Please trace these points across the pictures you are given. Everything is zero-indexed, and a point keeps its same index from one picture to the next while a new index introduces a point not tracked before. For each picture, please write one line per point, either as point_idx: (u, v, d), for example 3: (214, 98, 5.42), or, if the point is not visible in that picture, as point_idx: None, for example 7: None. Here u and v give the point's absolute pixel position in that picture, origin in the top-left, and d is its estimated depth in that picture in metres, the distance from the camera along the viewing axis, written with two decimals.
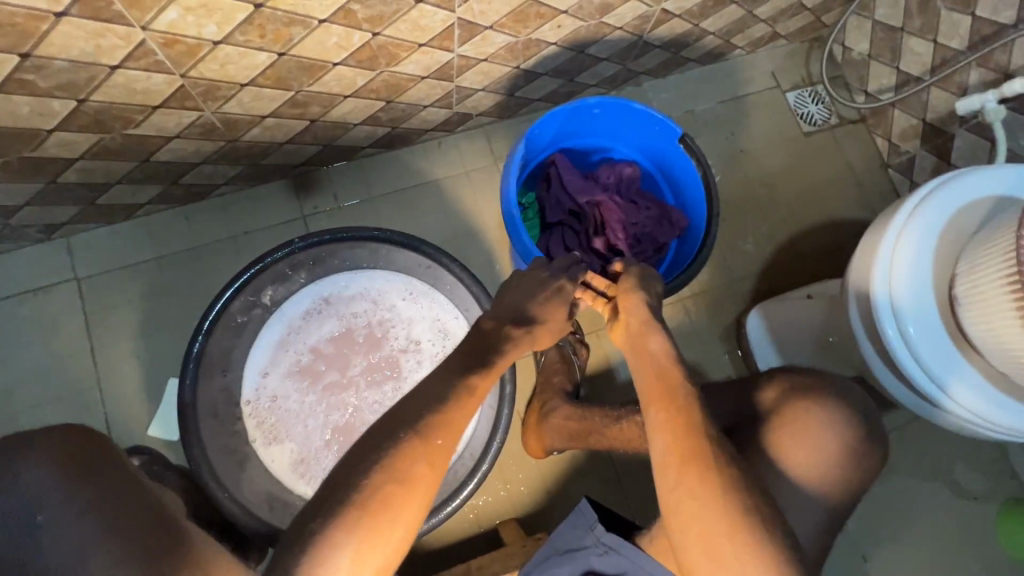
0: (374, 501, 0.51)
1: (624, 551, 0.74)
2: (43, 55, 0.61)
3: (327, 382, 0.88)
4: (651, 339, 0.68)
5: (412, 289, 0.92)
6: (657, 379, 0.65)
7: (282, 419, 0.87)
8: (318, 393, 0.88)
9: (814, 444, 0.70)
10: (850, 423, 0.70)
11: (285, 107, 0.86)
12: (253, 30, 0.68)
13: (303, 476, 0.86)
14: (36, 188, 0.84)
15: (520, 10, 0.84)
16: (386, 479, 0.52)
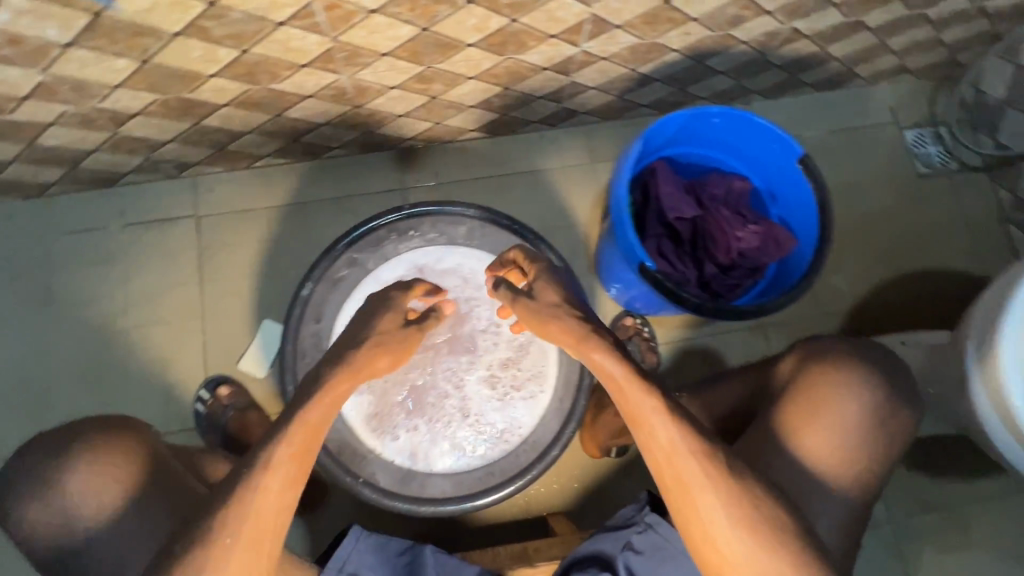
0: (225, 538, 0.58)
1: (663, 529, 0.76)
2: (224, 5, 0.67)
3: None
4: (594, 358, 0.65)
5: None
6: (624, 399, 0.64)
7: None
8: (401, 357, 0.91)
9: (824, 424, 0.71)
10: (861, 394, 0.72)
11: (412, 81, 0.91)
12: (405, 3, 0.73)
13: (375, 431, 0.89)
14: (183, 127, 0.92)
15: (653, 12, 0.85)
16: (233, 516, 0.58)
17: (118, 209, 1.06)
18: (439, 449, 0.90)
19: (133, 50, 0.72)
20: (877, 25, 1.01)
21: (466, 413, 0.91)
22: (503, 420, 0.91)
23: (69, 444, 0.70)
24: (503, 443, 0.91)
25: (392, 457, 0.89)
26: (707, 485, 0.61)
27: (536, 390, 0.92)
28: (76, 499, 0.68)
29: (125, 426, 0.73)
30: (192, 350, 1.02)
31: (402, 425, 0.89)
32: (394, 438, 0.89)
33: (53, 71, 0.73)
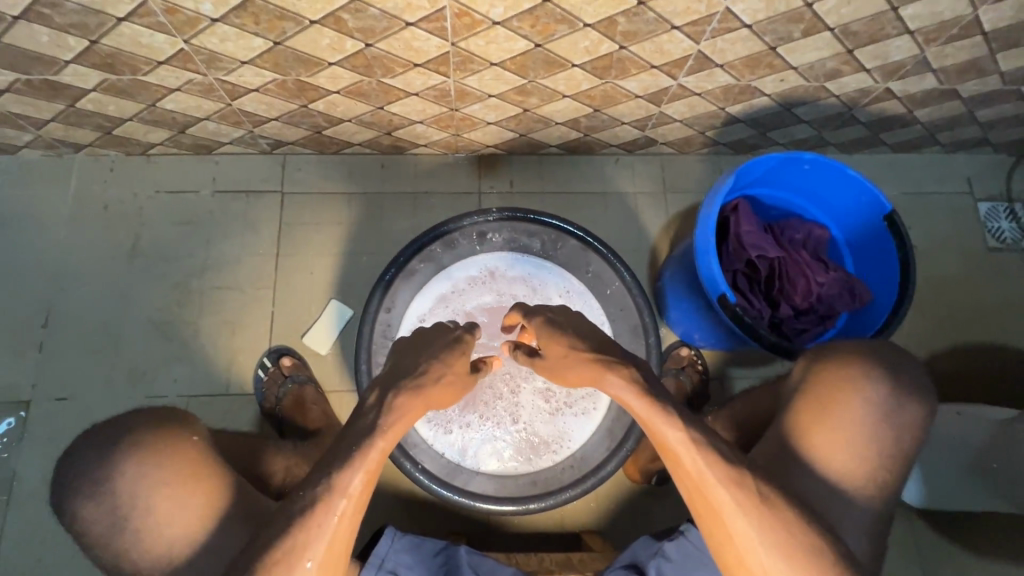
0: (310, 535, 0.55)
1: (692, 536, 0.78)
2: (366, 2, 0.72)
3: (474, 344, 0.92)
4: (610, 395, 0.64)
5: (572, 288, 0.95)
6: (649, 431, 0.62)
7: None
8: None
9: (835, 426, 0.67)
10: (875, 397, 0.67)
11: (511, 92, 0.95)
12: (528, 19, 0.76)
13: (429, 421, 0.91)
14: (290, 108, 0.97)
15: (755, 56, 0.87)
16: (321, 517, 0.55)
17: (210, 176, 1.11)
18: (487, 450, 0.91)
19: (270, 32, 0.77)
20: (970, 96, 1.01)
21: (517, 419, 0.92)
22: (553, 432, 0.92)
23: (126, 446, 0.65)
24: (549, 453, 0.91)
25: (442, 450, 0.90)
26: (741, 514, 0.57)
27: (589, 407, 0.93)
28: (133, 506, 0.64)
29: (184, 430, 0.68)
30: (260, 319, 1.06)
31: (455, 418, 0.91)
32: (446, 432, 0.91)
33: (194, 42, 0.79)
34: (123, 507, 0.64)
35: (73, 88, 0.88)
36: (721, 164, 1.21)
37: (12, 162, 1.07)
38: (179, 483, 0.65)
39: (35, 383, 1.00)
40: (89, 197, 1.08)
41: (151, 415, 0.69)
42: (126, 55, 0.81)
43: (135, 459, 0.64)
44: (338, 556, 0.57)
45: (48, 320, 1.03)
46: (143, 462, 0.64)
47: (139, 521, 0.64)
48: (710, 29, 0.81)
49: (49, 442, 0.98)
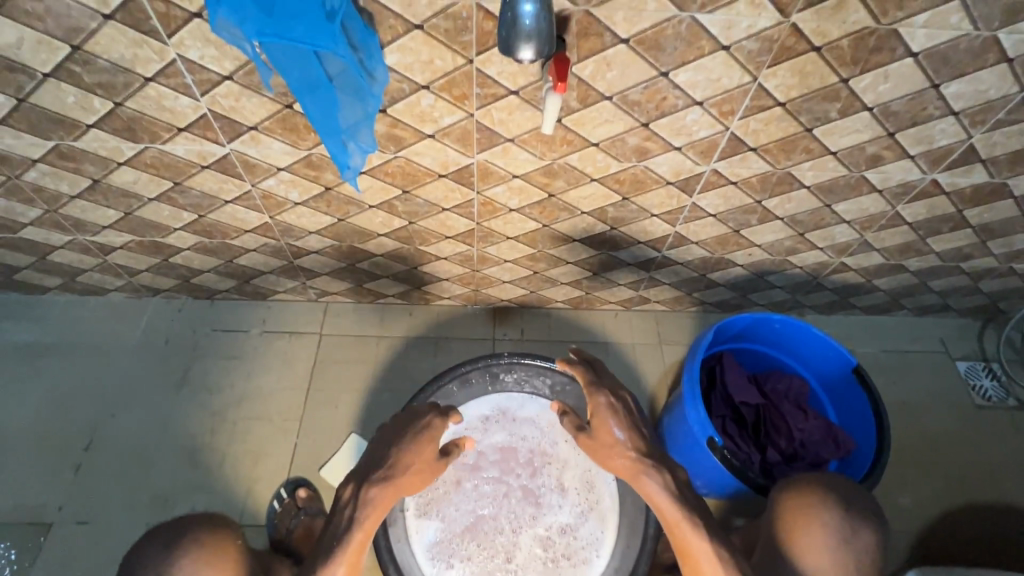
0: None
1: None
2: (414, 193, 0.94)
3: (483, 481, 0.98)
4: (649, 484, 0.78)
5: None
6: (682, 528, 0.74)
7: (437, 496, 0.96)
8: (472, 487, 0.98)
9: (792, 535, 0.74)
10: (811, 529, 0.73)
11: (524, 258, 1.14)
12: (538, 208, 0.98)
13: (434, 556, 0.93)
14: (341, 265, 1.17)
15: (723, 236, 1.07)
16: None
17: (261, 319, 1.28)
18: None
19: (337, 212, 1.00)
20: (917, 269, 1.18)
21: (517, 562, 0.93)
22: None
23: (187, 544, 0.73)
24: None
25: None
26: None
27: (591, 555, 0.94)
28: None
29: (229, 536, 0.77)
30: (282, 451, 1.12)
31: (458, 556, 0.93)
32: (448, 566, 0.93)
33: (277, 217, 1.01)
34: None
35: (172, 246, 1.11)
36: (710, 321, 1.35)
37: (99, 303, 1.27)
38: None
39: (61, 506, 1.05)
40: (154, 334, 1.25)
41: (205, 518, 0.77)
42: (222, 225, 1.04)
43: (191, 558, 0.72)
44: None
45: (89, 444, 1.12)
46: (199, 560, 0.72)
47: None
48: (683, 216, 1.02)
49: (58, 570, 0.99)
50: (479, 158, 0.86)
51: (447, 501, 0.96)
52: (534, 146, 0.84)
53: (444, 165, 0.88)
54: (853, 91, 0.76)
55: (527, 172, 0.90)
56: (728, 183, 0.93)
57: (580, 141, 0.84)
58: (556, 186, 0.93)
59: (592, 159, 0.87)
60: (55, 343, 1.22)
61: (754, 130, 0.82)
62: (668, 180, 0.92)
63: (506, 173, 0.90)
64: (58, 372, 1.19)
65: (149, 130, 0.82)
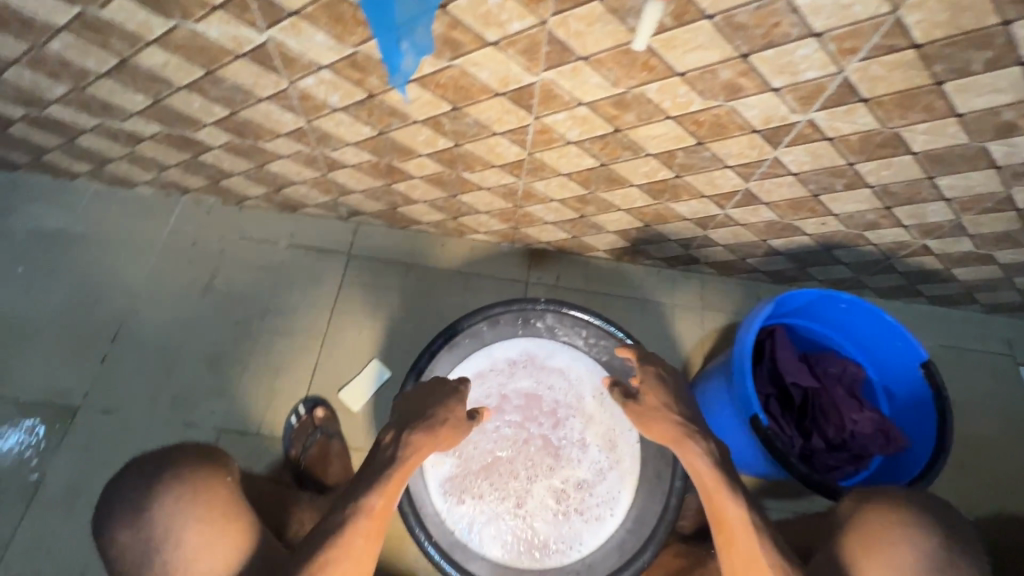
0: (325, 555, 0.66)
1: None
2: (465, 111, 0.85)
3: (503, 425, 0.95)
4: (691, 447, 0.75)
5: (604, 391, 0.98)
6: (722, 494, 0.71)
7: None
8: (492, 429, 0.95)
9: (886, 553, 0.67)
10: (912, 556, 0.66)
11: (572, 199, 1.05)
12: (599, 143, 0.88)
13: (446, 492, 0.91)
14: (376, 185, 1.10)
15: (799, 199, 0.96)
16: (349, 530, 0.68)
17: (290, 231, 1.23)
18: (492, 532, 0.90)
19: (379, 123, 0.91)
20: (1007, 263, 1.06)
21: (527, 508, 0.91)
22: (559, 532, 0.90)
23: (167, 480, 0.72)
24: (554, 551, 0.89)
25: (453, 524, 0.90)
26: None
27: (605, 513, 0.91)
28: (166, 541, 0.70)
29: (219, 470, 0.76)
30: (303, 368, 1.11)
31: (470, 495, 0.91)
32: (459, 502, 0.91)
33: (314, 122, 0.93)
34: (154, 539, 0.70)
35: (202, 143, 1.04)
36: (758, 291, 1.26)
37: (127, 196, 1.23)
38: (208, 520, 0.72)
39: (87, 393, 1.06)
40: (181, 234, 1.21)
41: (190, 451, 0.77)
42: (256, 125, 0.96)
43: (173, 494, 0.72)
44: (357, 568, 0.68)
45: (115, 336, 1.11)
46: (181, 497, 0.72)
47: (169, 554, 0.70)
48: (759, 172, 0.90)
49: (83, 452, 1.02)
50: (544, 76, 0.76)
51: (465, 439, 0.94)
52: (609, 69, 0.73)
53: (503, 81, 0.78)
54: (1012, 39, 0.62)
55: (596, 100, 0.79)
56: (822, 139, 0.81)
57: (664, 69, 0.72)
58: (624, 120, 0.82)
59: (673, 93, 0.76)
60: (83, 231, 1.20)
61: (873, 76, 0.69)
62: (753, 127, 0.81)
63: (572, 99, 0.79)
64: (86, 261, 1.17)
65: (180, 5, 0.73)
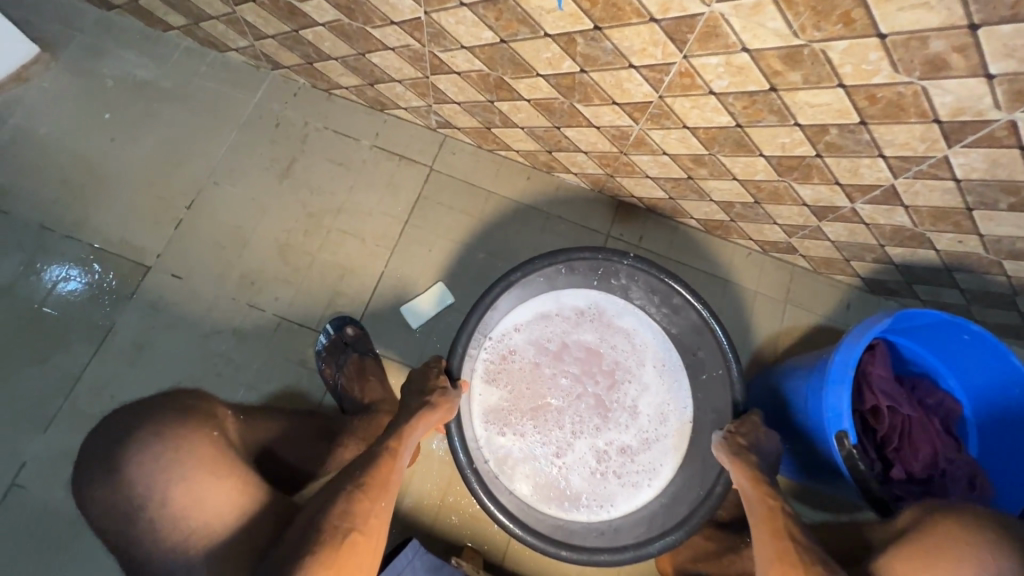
0: (364, 479, 0.67)
1: None
2: (607, 34, 0.75)
3: (557, 372, 0.94)
4: (742, 467, 0.76)
5: (667, 364, 0.95)
6: (768, 517, 0.71)
7: (509, 368, 0.93)
8: (546, 373, 0.94)
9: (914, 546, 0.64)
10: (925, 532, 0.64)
11: (687, 157, 0.95)
12: (745, 100, 0.78)
13: (488, 422, 0.91)
14: (477, 99, 1.02)
15: (946, 210, 0.85)
16: (374, 465, 0.69)
17: (375, 130, 1.17)
18: (525, 471, 0.90)
19: (504, 30, 0.82)
20: None
21: (565, 459, 0.91)
22: (592, 489, 0.90)
23: (147, 434, 0.62)
24: (585, 506, 0.89)
25: (489, 454, 0.90)
26: None
27: (643, 482, 0.91)
28: (149, 498, 0.60)
29: (205, 426, 0.66)
30: (369, 274, 1.09)
31: (511, 431, 0.91)
32: (499, 433, 0.91)
33: (433, 15, 0.84)
34: (134, 496, 0.60)
35: (307, 17, 0.97)
36: (850, 297, 1.17)
37: (218, 60, 1.18)
38: (195, 475, 0.62)
39: (160, 255, 1.07)
40: (266, 112, 1.16)
41: (169, 406, 0.66)
42: (369, 6, 0.88)
43: (153, 450, 0.61)
44: (385, 495, 0.67)
45: (191, 204, 1.10)
46: (162, 455, 0.61)
47: (154, 511, 0.61)
48: (916, 170, 0.79)
49: (151, 311, 1.04)
50: (716, 9, 0.65)
51: (517, 378, 0.93)
52: (796, 14, 0.62)
53: (664, 6, 0.67)
54: None
55: (764, 49, 0.68)
56: (1014, 147, 0.69)
57: (864, 25, 0.61)
58: (787, 79, 0.71)
59: (861, 57, 0.65)
60: (172, 88, 1.16)
61: None
62: (936, 117, 0.69)
63: (736, 42, 0.69)
64: (170, 120, 1.14)
65: None
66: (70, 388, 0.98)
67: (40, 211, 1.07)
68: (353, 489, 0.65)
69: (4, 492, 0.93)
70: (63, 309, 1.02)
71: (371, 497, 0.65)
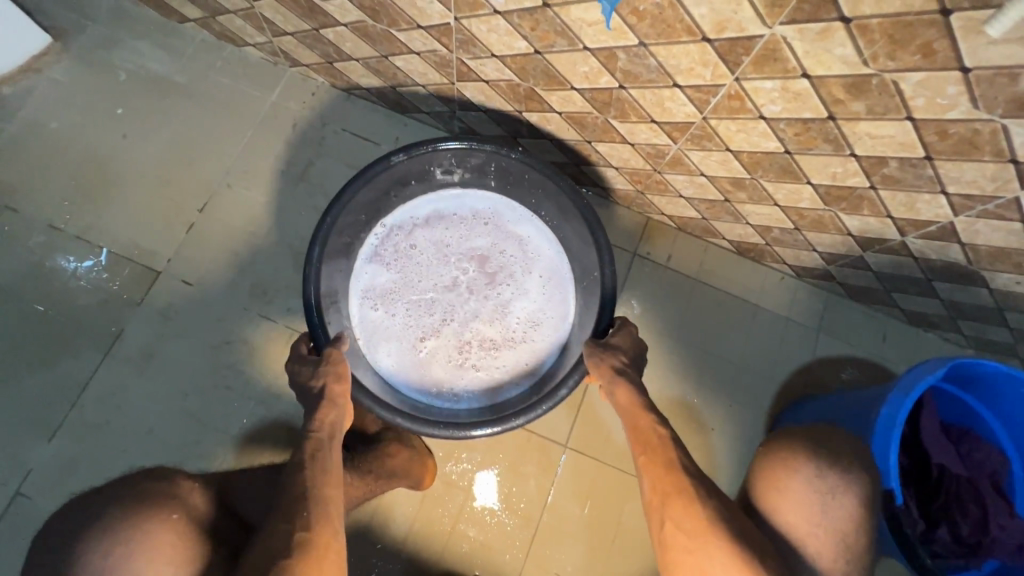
0: (289, 504, 0.61)
1: None
2: (652, 51, 0.69)
3: (440, 267, 0.99)
4: (624, 386, 0.75)
5: (552, 275, 0.98)
6: (653, 449, 0.69)
7: (402, 256, 0.98)
8: (432, 266, 0.99)
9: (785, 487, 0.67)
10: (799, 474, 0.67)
11: (727, 180, 0.90)
12: (798, 127, 0.72)
13: (366, 298, 0.97)
14: (505, 109, 0.96)
15: (1009, 251, 0.78)
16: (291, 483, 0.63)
17: (395, 135, 1.12)
18: (389, 346, 0.95)
19: (540, 40, 0.76)
20: None
21: (428, 342, 0.96)
22: (447, 371, 0.95)
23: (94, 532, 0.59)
24: (440, 388, 0.94)
25: (358, 324, 0.96)
26: (694, 541, 0.62)
27: (498, 375, 0.95)
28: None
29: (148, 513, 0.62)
30: None
31: (387, 311, 0.97)
32: (375, 309, 0.96)
33: (462, 22, 0.79)
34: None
35: (329, 17, 0.92)
36: (887, 328, 1.11)
37: (235, 55, 1.13)
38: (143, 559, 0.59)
39: (171, 259, 1.04)
40: (282, 111, 1.12)
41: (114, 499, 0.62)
42: (394, 9, 0.82)
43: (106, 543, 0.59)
44: (312, 504, 0.62)
45: (204, 207, 1.07)
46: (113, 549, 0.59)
47: None
48: (980, 208, 0.73)
49: (160, 318, 1.01)
50: (778, 31, 0.59)
51: (400, 262, 0.98)
52: (870, 41, 0.56)
53: (719, 26, 0.61)
54: None
55: (827, 76, 0.62)
56: None
57: (946, 57, 0.55)
58: (848, 108, 0.65)
59: (937, 90, 0.58)
60: (186, 82, 1.12)
61: None
62: (1014, 157, 0.63)
63: (796, 67, 0.63)
64: (183, 116, 1.10)
65: None
66: (77, 396, 0.96)
67: (50, 209, 1.04)
68: (281, 516, 0.60)
69: (8, 500, 0.91)
70: (70, 313, 0.99)
71: (297, 513, 0.60)
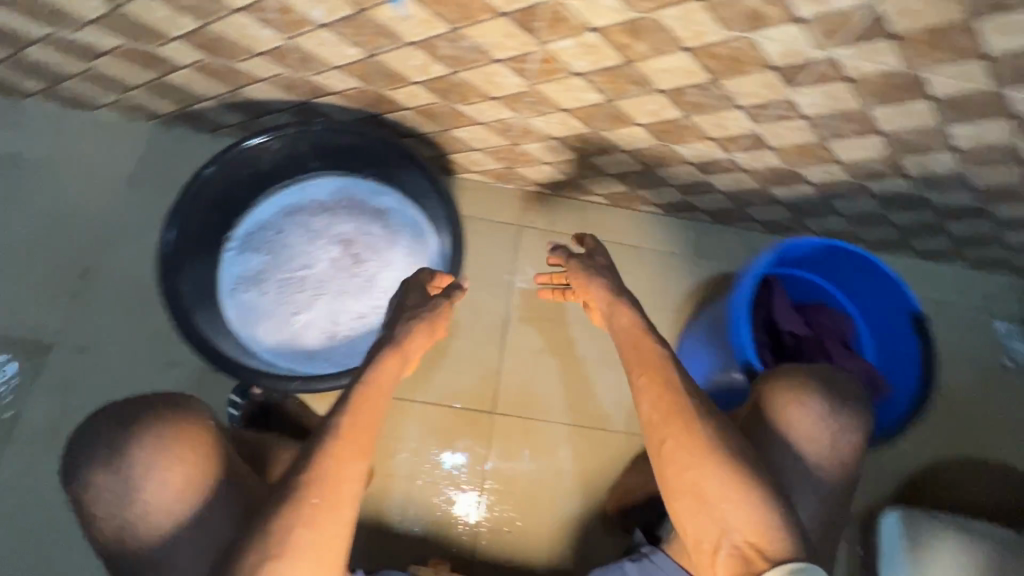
0: (294, 492, 0.60)
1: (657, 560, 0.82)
2: (464, 33, 0.78)
3: (307, 254, 1.02)
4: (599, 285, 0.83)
5: (414, 240, 1.06)
6: (659, 365, 0.72)
7: (268, 249, 1.02)
8: (298, 254, 1.02)
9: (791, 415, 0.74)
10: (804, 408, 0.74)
11: (573, 138, 1.00)
12: (606, 76, 0.82)
13: (238, 290, 1.00)
14: (363, 115, 1.02)
15: (807, 146, 0.92)
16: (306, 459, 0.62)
17: None
18: (269, 328, 0.98)
19: (367, 44, 0.83)
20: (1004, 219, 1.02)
21: (304, 319, 0.99)
22: (326, 343, 0.99)
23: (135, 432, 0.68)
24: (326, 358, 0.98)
25: (232, 313, 0.99)
26: (693, 459, 0.66)
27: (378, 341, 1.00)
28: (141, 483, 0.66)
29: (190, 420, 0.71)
30: None
31: (260, 299, 1.00)
32: (249, 300, 1.00)
33: (293, 41, 0.84)
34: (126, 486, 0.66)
35: (169, 62, 0.94)
36: (752, 240, 1.25)
37: (89, 118, 1.13)
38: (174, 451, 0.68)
39: (60, 330, 1.01)
40: (149, 164, 1.12)
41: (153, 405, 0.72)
42: (228, 41, 0.87)
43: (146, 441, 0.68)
44: (321, 491, 0.60)
45: (85, 273, 1.05)
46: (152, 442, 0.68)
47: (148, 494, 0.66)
48: (769, 113, 0.86)
49: (61, 390, 0.98)
50: None
51: (265, 258, 1.02)
52: None
53: None
54: None
55: (606, 25, 0.73)
56: (841, 80, 0.77)
57: None
58: (635, 50, 0.76)
59: (689, 20, 0.70)
60: (43, 155, 1.10)
61: (905, 8, 0.64)
62: (770, 64, 0.76)
63: (580, 23, 0.73)
64: (46, 188, 1.09)
65: None
66: None
67: None
68: (291, 501, 0.59)
69: None
70: None
71: (307, 497, 0.60)
